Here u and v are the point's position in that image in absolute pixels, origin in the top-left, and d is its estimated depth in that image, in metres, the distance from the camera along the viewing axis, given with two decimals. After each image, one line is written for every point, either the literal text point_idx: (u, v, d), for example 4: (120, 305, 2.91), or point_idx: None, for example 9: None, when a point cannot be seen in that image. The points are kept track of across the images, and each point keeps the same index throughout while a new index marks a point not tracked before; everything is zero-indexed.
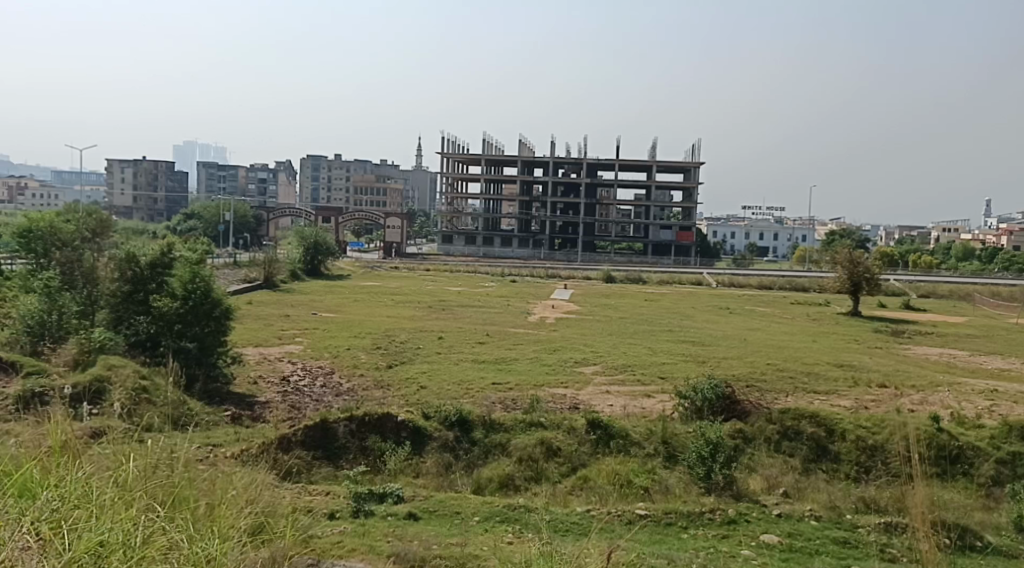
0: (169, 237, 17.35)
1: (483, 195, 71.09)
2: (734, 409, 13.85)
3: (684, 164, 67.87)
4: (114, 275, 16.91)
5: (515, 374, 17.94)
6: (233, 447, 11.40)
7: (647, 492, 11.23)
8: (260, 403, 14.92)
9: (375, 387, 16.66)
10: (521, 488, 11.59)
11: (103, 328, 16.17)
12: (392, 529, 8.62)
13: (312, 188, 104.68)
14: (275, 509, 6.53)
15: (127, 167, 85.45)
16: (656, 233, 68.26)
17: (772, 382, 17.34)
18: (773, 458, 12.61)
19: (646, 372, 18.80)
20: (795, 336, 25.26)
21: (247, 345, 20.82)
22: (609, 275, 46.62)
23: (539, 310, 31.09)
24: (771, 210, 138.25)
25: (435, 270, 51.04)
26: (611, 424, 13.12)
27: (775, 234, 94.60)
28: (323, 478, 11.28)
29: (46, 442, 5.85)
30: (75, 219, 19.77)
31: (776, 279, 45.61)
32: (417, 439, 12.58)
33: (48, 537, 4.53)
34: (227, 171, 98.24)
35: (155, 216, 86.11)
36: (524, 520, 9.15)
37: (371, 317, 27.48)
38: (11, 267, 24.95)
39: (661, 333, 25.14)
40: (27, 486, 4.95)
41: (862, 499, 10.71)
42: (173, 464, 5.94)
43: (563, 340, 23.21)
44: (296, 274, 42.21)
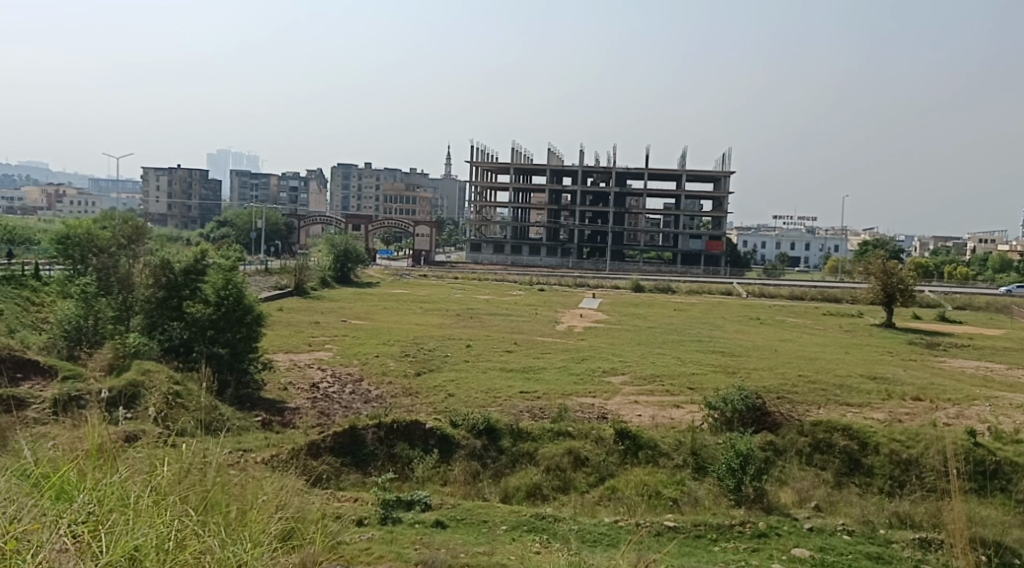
0: (203, 243, 17.61)
1: (512, 204, 71.17)
2: (765, 420, 13.71)
3: (715, 173, 67.51)
4: (149, 281, 17.18)
5: (544, 383, 17.92)
6: (263, 452, 11.52)
7: (675, 504, 11.16)
8: (290, 409, 15.04)
9: (403, 395, 16.73)
10: (548, 497, 11.56)
11: (138, 333, 16.39)
12: (420, 537, 8.65)
13: (342, 197, 105.53)
14: (305, 515, 6.59)
15: (162, 175, 86.70)
16: (686, 243, 67.87)
17: (804, 394, 17.16)
18: (804, 470, 12.47)
19: (675, 382, 18.69)
20: (827, 347, 24.99)
21: (278, 351, 21.03)
22: (638, 284, 46.46)
23: (567, 319, 31.06)
24: (803, 220, 136.97)
25: (465, 278, 51.21)
26: (640, 434, 13.04)
27: (807, 244, 93.78)
28: (351, 485, 11.35)
29: (83, 445, 5.94)
30: (112, 226, 20.12)
31: (808, 290, 45.16)
32: (444, 447, 12.61)
33: (86, 540, 4.59)
34: (259, 179, 99.37)
35: (189, 223, 87.32)
36: (552, 530, 9.12)
37: (401, 325, 27.65)
38: (50, 272, 25.45)
39: (690, 343, 24.99)
40: (65, 488, 5.02)
41: (897, 515, 10.54)
42: (205, 468, 6.01)
43: (591, 349, 23.16)
44: (327, 281, 42.56)
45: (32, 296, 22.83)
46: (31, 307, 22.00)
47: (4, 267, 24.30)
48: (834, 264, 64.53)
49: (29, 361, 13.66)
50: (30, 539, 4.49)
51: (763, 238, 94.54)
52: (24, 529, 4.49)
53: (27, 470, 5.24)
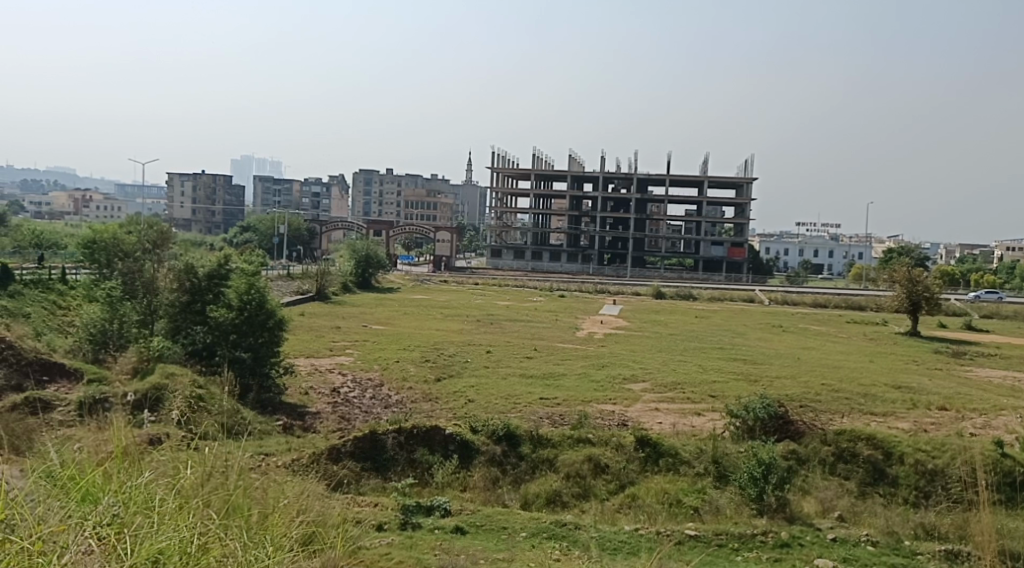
0: (226, 249, 17.76)
1: (533, 210, 71.16)
2: (788, 428, 13.60)
3: (737, 180, 67.21)
4: (173, 286, 17.35)
5: (564, 390, 17.87)
6: (285, 457, 11.59)
7: (697, 512, 11.09)
8: (311, 413, 15.11)
9: (423, 400, 16.76)
10: (568, 504, 11.52)
11: (162, 337, 16.53)
12: (439, 543, 8.65)
13: (364, 202, 106.17)
14: (326, 520, 6.61)
15: (187, 181, 87.55)
16: (707, 250, 67.55)
17: (827, 403, 16.99)
18: (827, 480, 12.36)
19: (696, 389, 18.58)
20: (851, 356, 24.74)
21: (299, 356, 21.13)
22: (659, 291, 46.26)
23: (587, 325, 31.00)
24: (827, 228, 135.81)
25: (485, 284, 51.27)
26: (661, 442, 12.97)
27: (830, 251, 93.14)
28: (371, 490, 11.37)
29: (108, 449, 5.99)
30: (137, 231, 20.35)
31: (831, 298, 44.78)
32: (464, 452, 12.59)
33: (111, 542, 4.61)
34: (282, 185, 100.10)
35: (212, 228, 88.09)
36: (572, 537, 9.08)
37: (421, 330, 27.72)
38: (76, 276, 25.74)
39: (712, 350, 24.84)
40: (90, 491, 5.05)
41: (922, 526, 10.41)
42: (227, 472, 6.04)
43: (611, 355, 23.08)
44: (348, 286, 42.80)
45: (58, 300, 23.09)
46: (58, 311, 22.25)
47: (32, 270, 24.60)
48: (858, 272, 63.95)
49: (55, 363, 13.82)
50: (56, 540, 4.52)
51: (786, 245, 93.96)
52: (51, 531, 4.52)
53: (54, 472, 5.29)
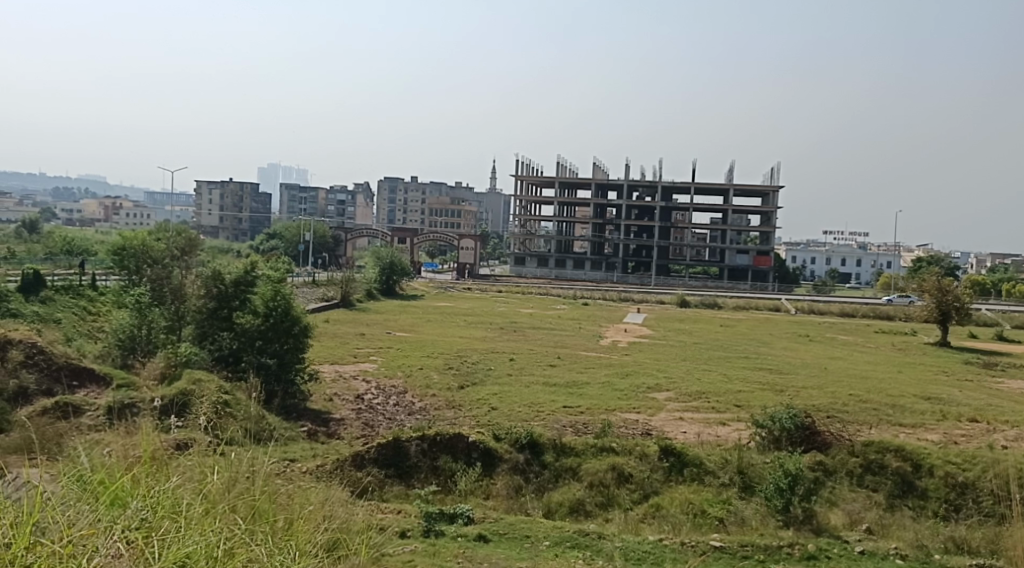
0: (253, 256, 17.93)
1: (556, 217, 71.07)
2: (815, 439, 13.44)
3: (763, 188, 66.80)
4: (200, 292, 17.56)
5: (587, 398, 17.82)
6: (309, 463, 11.67)
7: (721, 523, 11.00)
8: (335, 420, 15.15)
9: (447, 407, 16.76)
10: (592, 514, 11.48)
11: (189, 343, 16.70)
12: (462, 551, 8.64)
13: (389, 210, 106.81)
14: (351, 526, 6.62)
15: (214, 188, 88.66)
16: (732, 258, 67.20)
17: (855, 414, 16.79)
18: (855, 492, 12.22)
19: (721, 399, 18.44)
20: (880, 366, 24.43)
21: (323, 363, 21.26)
22: (683, 299, 46.03)
23: (610, 333, 30.92)
24: (853, 237, 134.65)
25: (509, 292, 51.25)
26: (685, 451, 12.87)
27: (858, 260, 92.29)
28: (394, 497, 11.41)
29: (137, 453, 6.06)
30: (165, 239, 20.68)
31: (859, 307, 44.34)
32: (487, 460, 12.57)
33: (139, 546, 4.64)
34: (308, 193, 100.73)
35: (239, 236, 88.52)
36: (596, 547, 9.04)
37: (445, 338, 27.73)
38: (106, 282, 26.05)
39: (737, 360, 24.65)
40: (118, 495, 5.10)
41: (953, 540, 10.24)
42: (253, 477, 6.08)
43: (634, 364, 22.98)
44: (373, 294, 42.94)
45: (88, 306, 23.42)
46: (88, 317, 22.57)
47: (62, 276, 24.94)
48: (886, 281, 63.22)
49: (85, 369, 13.98)
50: (86, 543, 4.54)
51: (812, 254, 93.42)
52: (81, 535, 4.55)
53: (85, 476, 5.34)
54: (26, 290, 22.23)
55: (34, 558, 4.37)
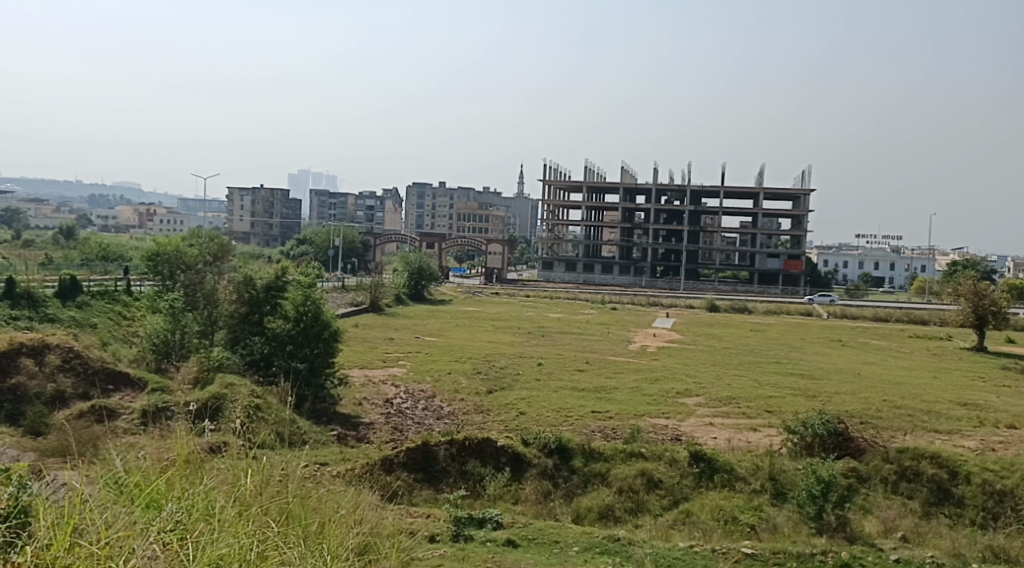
0: (283, 261, 18.13)
1: (585, 221, 70.97)
2: (848, 445, 13.29)
3: (794, 191, 66.16)
4: (233, 297, 17.77)
5: (616, 403, 17.73)
6: (340, 466, 11.77)
7: (753, 530, 10.89)
8: (365, 424, 15.22)
9: (475, 412, 16.78)
10: (621, 520, 11.42)
11: (222, 348, 16.89)
12: (491, 555, 8.63)
13: (417, 215, 107.45)
14: (381, 530, 6.65)
15: (246, 196, 89.76)
16: (763, 262, 66.65)
17: (889, 420, 16.55)
18: (890, 500, 12.04)
19: (752, 405, 18.28)
20: (914, 372, 24.03)
21: (353, 367, 21.39)
22: (713, 304, 45.68)
23: (639, 338, 30.82)
24: (886, 239, 132.87)
25: (537, 297, 51.23)
26: (715, 457, 12.77)
27: (891, 264, 91.10)
28: (424, 501, 11.46)
29: (171, 457, 6.11)
30: (198, 244, 21.02)
31: (892, 311, 43.72)
32: (516, 465, 12.56)
33: (174, 548, 4.68)
34: (337, 199, 100.82)
35: (270, 241, 89.47)
36: (626, 553, 8.98)
37: (473, 342, 27.79)
38: (140, 287, 26.43)
39: (767, 365, 24.40)
40: (154, 497, 5.18)
41: (991, 548, 10.08)
42: (287, 481, 6.13)
43: (663, 369, 22.87)
44: (401, 298, 43.16)
45: (124, 310, 23.76)
46: (123, 321, 22.92)
47: (98, 281, 25.34)
48: (921, 285, 62.29)
49: (120, 373, 14.17)
50: (123, 545, 4.59)
51: (845, 258, 92.30)
52: (117, 536, 4.60)
53: (120, 478, 5.43)
54: (64, 296, 22.64)
55: (72, 559, 4.43)
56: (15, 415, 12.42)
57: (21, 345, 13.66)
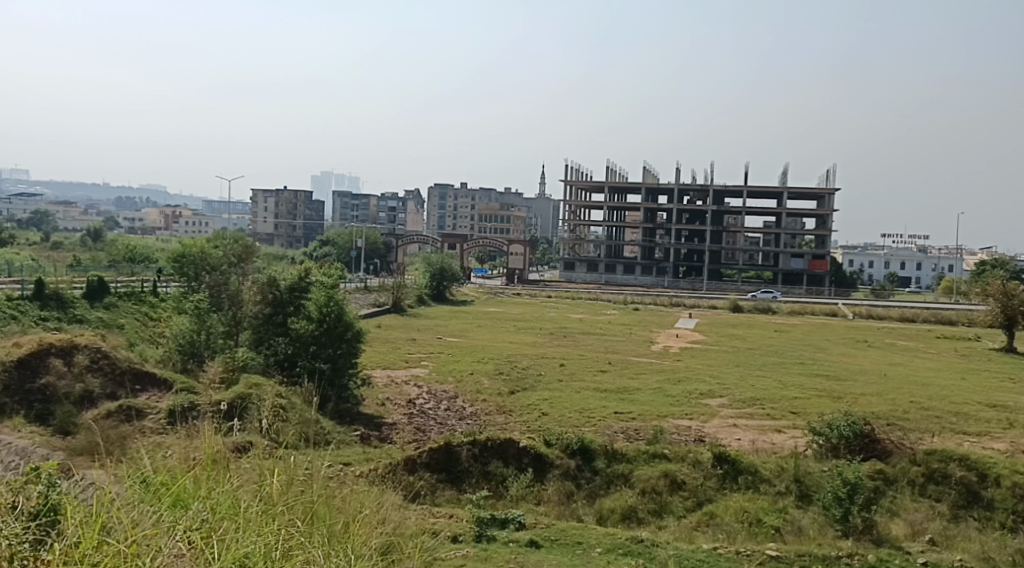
0: (307, 262, 18.24)
1: (606, 222, 70.80)
2: (874, 447, 13.17)
3: (818, 191, 65.63)
4: (257, 298, 17.95)
5: (639, 404, 17.68)
6: (363, 466, 11.81)
7: (778, 532, 10.82)
8: (388, 424, 15.26)
9: (497, 412, 16.79)
10: (644, 521, 11.36)
11: (246, 348, 17.03)
12: (514, 555, 8.62)
13: (439, 217, 107.88)
14: (404, 530, 6.66)
15: (270, 197, 90.52)
16: (787, 262, 66.16)
17: (916, 422, 16.37)
18: (917, 502, 11.90)
19: (776, 406, 18.15)
20: (942, 373, 23.76)
21: (375, 368, 21.48)
22: (736, 304, 45.41)
23: (662, 339, 30.71)
24: (912, 239, 131.51)
25: (558, 297, 51.19)
26: (739, 459, 12.69)
27: (918, 264, 90.08)
28: (446, 501, 11.48)
29: (198, 456, 6.15)
30: (223, 246, 21.22)
31: (919, 312, 43.23)
32: (538, 466, 12.56)
33: (199, 547, 4.68)
34: (360, 200, 101.24)
35: (294, 242, 89.81)
36: (649, 555, 8.93)
37: (495, 343, 27.83)
38: (166, 288, 26.70)
39: (792, 366, 24.20)
40: (181, 496, 5.22)
41: (1021, 553, 9.93)
42: (311, 480, 6.17)
43: (686, 370, 22.76)
44: (423, 299, 43.31)
45: (150, 311, 24.01)
46: (150, 322, 23.17)
47: (125, 282, 25.62)
48: (948, 285, 61.51)
49: (147, 373, 14.32)
50: (149, 543, 4.62)
51: (870, 258, 91.48)
52: (145, 535, 4.64)
53: (147, 477, 5.47)
54: (92, 296, 22.92)
55: (101, 556, 4.45)
56: (45, 414, 12.60)
57: (50, 346, 13.86)
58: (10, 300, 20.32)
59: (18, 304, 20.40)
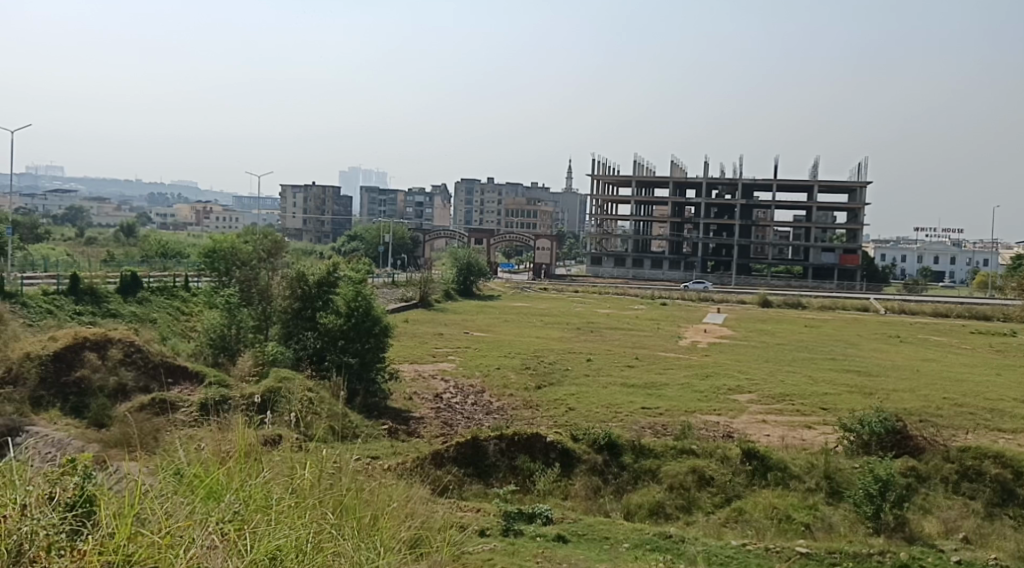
0: (335, 257, 18.35)
1: (634, 216, 70.42)
2: (907, 444, 12.98)
3: (850, 184, 64.77)
4: (286, 293, 18.15)
5: (667, 400, 17.59)
6: (391, 460, 11.87)
7: (808, 529, 10.73)
8: (415, 418, 15.34)
9: (524, 407, 16.82)
10: (672, 517, 11.31)
11: (276, 342, 17.21)
12: (541, 550, 8.63)
13: (465, 212, 108.08)
14: (432, 523, 6.71)
15: (299, 193, 90.80)
16: (817, 257, 65.39)
17: (950, 419, 16.14)
18: (951, 500, 11.74)
19: (806, 402, 17.97)
20: (977, 369, 23.37)
21: (403, 362, 21.63)
22: (765, 300, 45.01)
23: (690, 333, 30.59)
24: (945, 234, 129.47)
25: (586, 292, 51.05)
26: (769, 455, 12.59)
27: (952, 258, 88.57)
28: (473, 495, 11.48)
29: (230, 449, 6.21)
30: (252, 241, 21.36)
31: (953, 306, 42.56)
32: (566, 461, 12.54)
33: (232, 538, 4.73)
34: (387, 196, 101.73)
35: (321, 237, 91.04)
36: (678, 550, 8.89)
37: (522, 337, 27.86)
38: (198, 283, 27.02)
39: (823, 361, 23.95)
40: (214, 488, 5.27)
41: None
42: (340, 474, 6.20)
43: (715, 365, 22.58)
44: (450, 294, 43.46)
45: (182, 306, 24.32)
46: (181, 317, 23.48)
47: (157, 277, 25.92)
48: (983, 279, 60.43)
49: (179, 366, 14.53)
50: (183, 535, 4.66)
51: (903, 252, 90.27)
52: (178, 526, 4.69)
53: (181, 470, 5.53)
54: (125, 291, 23.22)
55: (135, 548, 4.51)
56: (80, 407, 12.83)
57: (85, 339, 14.07)
58: (46, 295, 20.65)
59: (54, 299, 20.70)
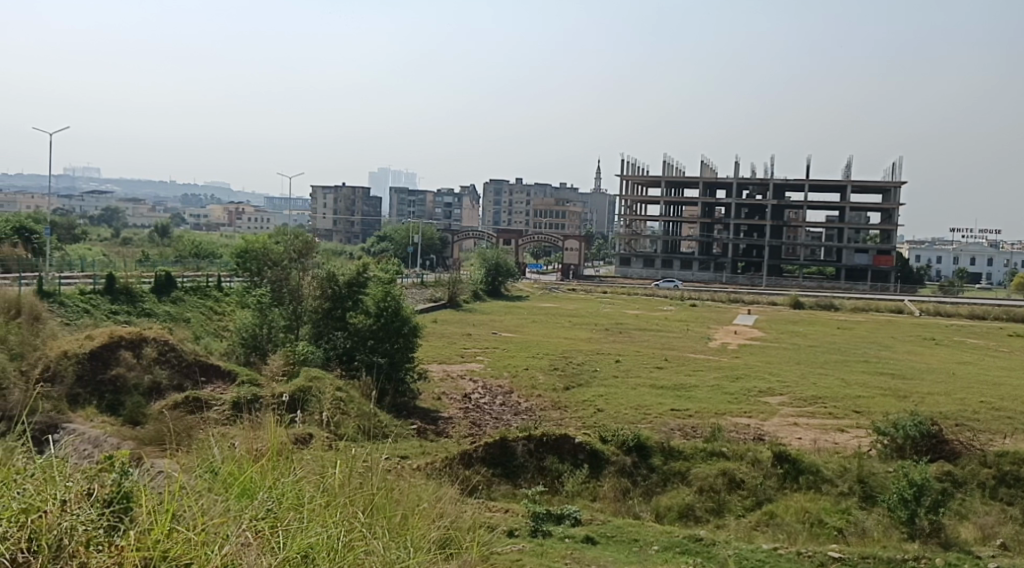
0: (365, 258, 18.51)
1: (663, 217, 70.08)
2: (942, 448, 12.80)
3: (884, 184, 63.91)
4: (317, 292, 18.34)
5: (696, 401, 17.49)
6: (419, 460, 11.91)
7: (841, 533, 10.60)
8: (443, 418, 15.37)
9: (553, 408, 16.80)
10: (702, 519, 11.23)
11: (307, 341, 17.36)
12: (570, 551, 8.60)
13: (494, 212, 108.25)
14: (462, 524, 6.71)
15: (329, 194, 91.47)
16: (850, 258, 64.62)
17: (987, 423, 15.87)
18: (988, 505, 11.53)
19: (839, 404, 17.76)
20: (1015, 372, 22.95)
21: (432, 362, 21.71)
22: (796, 301, 44.55)
23: (720, 335, 30.40)
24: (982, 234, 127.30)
25: (615, 293, 50.83)
26: (801, 458, 12.45)
27: (988, 259, 86.94)
28: (502, 496, 11.48)
29: (263, 447, 6.26)
30: (283, 241, 21.51)
31: (990, 308, 41.85)
32: (594, 462, 12.51)
33: (266, 536, 4.79)
34: (417, 197, 102.12)
35: (351, 238, 91.68)
36: (707, 553, 8.82)
37: (550, 338, 27.85)
38: (231, 283, 27.31)
39: (856, 364, 23.66)
40: (247, 486, 5.33)
41: None
42: (370, 473, 6.23)
43: (745, 367, 22.40)
44: (478, 294, 43.50)
45: (214, 306, 24.59)
46: (214, 317, 23.73)
47: (190, 277, 26.22)
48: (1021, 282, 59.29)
49: (212, 365, 14.72)
50: (217, 531, 4.71)
51: (937, 253, 88.91)
52: (213, 523, 4.72)
53: (215, 467, 5.59)
54: (159, 291, 23.52)
55: (171, 544, 4.53)
56: (115, 404, 13.02)
57: (120, 338, 14.28)
58: (83, 295, 20.94)
59: (90, 299, 21.00)
